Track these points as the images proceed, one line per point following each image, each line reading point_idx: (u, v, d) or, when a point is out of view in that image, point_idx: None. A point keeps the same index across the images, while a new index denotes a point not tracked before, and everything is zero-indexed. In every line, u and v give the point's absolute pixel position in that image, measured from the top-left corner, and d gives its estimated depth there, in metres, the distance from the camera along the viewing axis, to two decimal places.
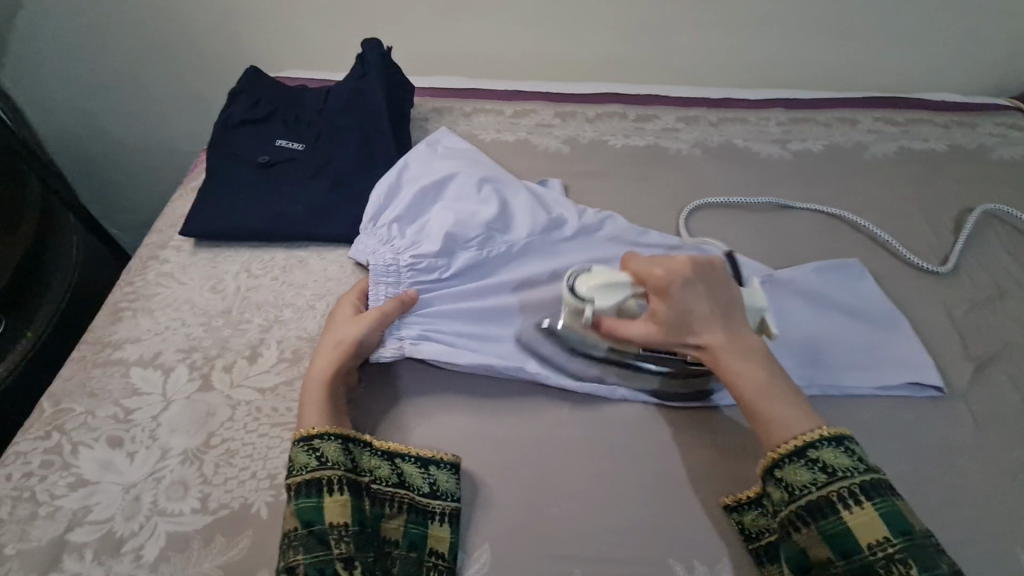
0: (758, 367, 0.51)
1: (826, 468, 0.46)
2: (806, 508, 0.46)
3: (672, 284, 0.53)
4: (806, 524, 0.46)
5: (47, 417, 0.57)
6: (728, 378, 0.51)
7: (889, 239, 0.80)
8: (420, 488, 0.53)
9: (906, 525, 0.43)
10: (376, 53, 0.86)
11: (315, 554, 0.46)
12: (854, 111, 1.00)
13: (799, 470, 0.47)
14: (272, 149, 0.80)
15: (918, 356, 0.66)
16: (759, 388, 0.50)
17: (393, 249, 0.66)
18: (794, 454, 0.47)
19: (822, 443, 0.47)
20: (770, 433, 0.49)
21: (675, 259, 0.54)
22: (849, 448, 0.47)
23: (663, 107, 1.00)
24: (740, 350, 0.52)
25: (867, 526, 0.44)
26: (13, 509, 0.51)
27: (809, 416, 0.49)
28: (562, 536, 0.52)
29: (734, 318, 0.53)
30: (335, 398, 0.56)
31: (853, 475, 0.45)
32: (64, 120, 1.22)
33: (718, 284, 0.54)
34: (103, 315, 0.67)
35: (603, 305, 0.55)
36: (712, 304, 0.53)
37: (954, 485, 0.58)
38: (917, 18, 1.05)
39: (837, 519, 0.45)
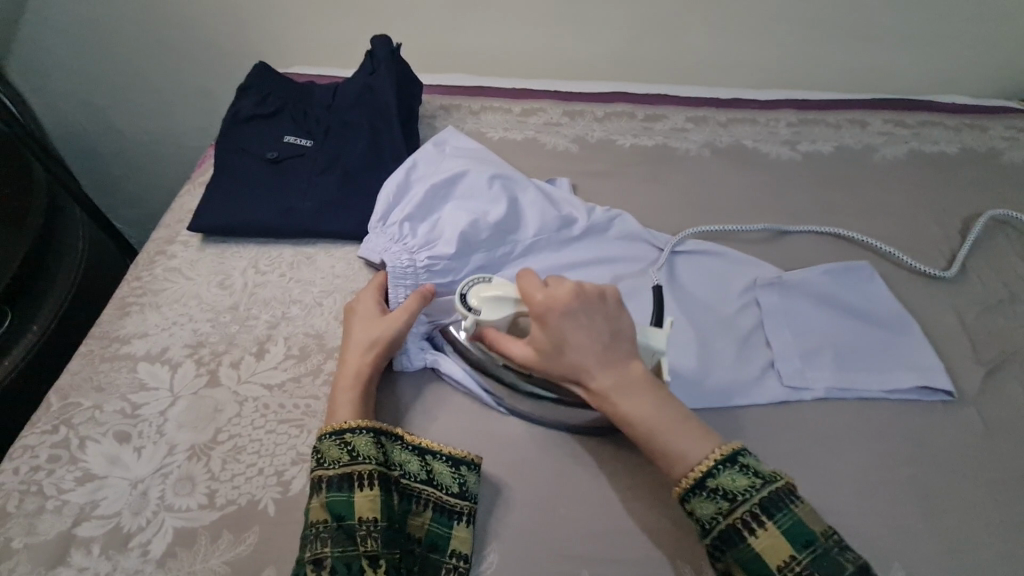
0: (644, 401, 0.50)
1: (727, 494, 0.46)
2: (717, 540, 0.46)
3: (551, 317, 0.51)
4: (721, 555, 0.46)
5: (55, 411, 0.57)
6: (614, 412, 0.50)
7: (895, 253, 0.78)
8: (450, 488, 0.52)
9: (808, 536, 0.44)
10: (385, 49, 0.85)
11: (342, 549, 0.46)
12: (865, 113, 0.99)
13: (704, 503, 0.46)
14: (281, 145, 0.80)
15: (928, 359, 0.65)
16: (646, 422, 0.49)
17: (406, 251, 0.65)
18: (697, 486, 0.47)
19: (720, 468, 0.47)
20: (672, 467, 0.48)
21: (561, 287, 0.52)
22: (742, 466, 0.47)
23: (672, 107, 0.99)
24: (625, 383, 0.50)
25: (774, 547, 0.44)
26: (20, 503, 0.51)
27: (702, 443, 0.48)
28: (570, 537, 0.52)
29: (622, 348, 0.51)
30: (365, 398, 0.56)
31: (751, 496, 0.46)
32: (71, 115, 1.22)
33: (598, 316, 0.52)
34: (111, 310, 0.67)
35: (485, 318, 0.54)
36: (591, 338, 0.51)
37: (965, 490, 0.57)
38: (928, 19, 1.05)
39: (746, 545, 0.45)
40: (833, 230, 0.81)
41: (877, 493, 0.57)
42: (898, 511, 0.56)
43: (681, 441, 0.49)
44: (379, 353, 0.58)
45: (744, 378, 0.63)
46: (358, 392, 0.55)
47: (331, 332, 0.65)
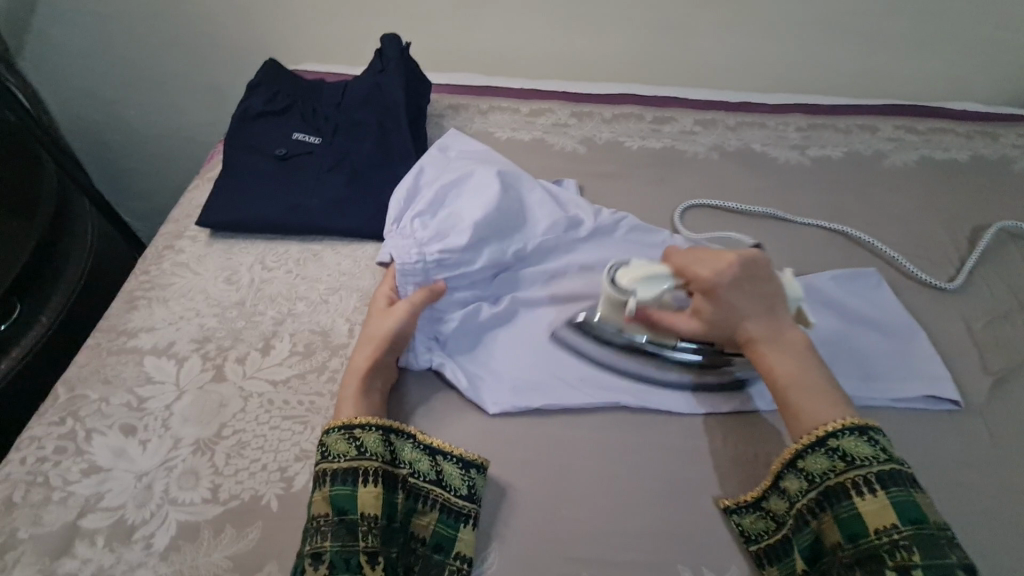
0: (791, 359, 0.54)
1: (844, 456, 0.48)
2: (823, 495, 0.48)
3: (717, 285, 0.56)
4: (819, 510, 0.48)
5: (62, 402, 0.57)
6: (762, 368, 0.55)
7: (896, 257, 0.78)
8: (458, 490, 0.52)
9: (916, 514, 0.45)
10: (395, 47, 0.86)
11: (342, 543, 0.46)
12: (875, 118, 0.99)
13: (818, 459, 0.49)
14: (290, 142, 0.80)
15: (935, 369, 0.65)
16: (789, 378, 0.53)
17: (415, 243, 0.64)
18: (816, 443, 0.50)
19: (844, 433, 0.49)
20: (800, 421, 0.51)
21: (721, 260, 0.56)
22: (873, 438, 0.48)
23: (680, 110, 0.99)
24: (777, 342, 0.55)
25: (877, 513, 0.45)
26: (27, 493, 0.51)
27: (837, 409, 0.51)
28: (571, 538, 0.52)
29: (778, 313, 0.56)
30: (369, 393, 0.56)
31: (871, 464, 0.47)
32: (83, 108, 1.23)
33: (764, 281, 0.56)
34: (119, 303, 0.67)
35: (643, 299, 0.57)
36: (756, 301, 0.56)
37: (970, 500, 0.57)
38: (941, 25, 1.04)
39: (849, 503, 0.47)
40: (838, 225, 0.82)
41: None
42: None
43: (823, 399, 0.52)
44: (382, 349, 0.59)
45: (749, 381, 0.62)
46: (358, 384, 0.56)
47: (337, 329, 0.65)
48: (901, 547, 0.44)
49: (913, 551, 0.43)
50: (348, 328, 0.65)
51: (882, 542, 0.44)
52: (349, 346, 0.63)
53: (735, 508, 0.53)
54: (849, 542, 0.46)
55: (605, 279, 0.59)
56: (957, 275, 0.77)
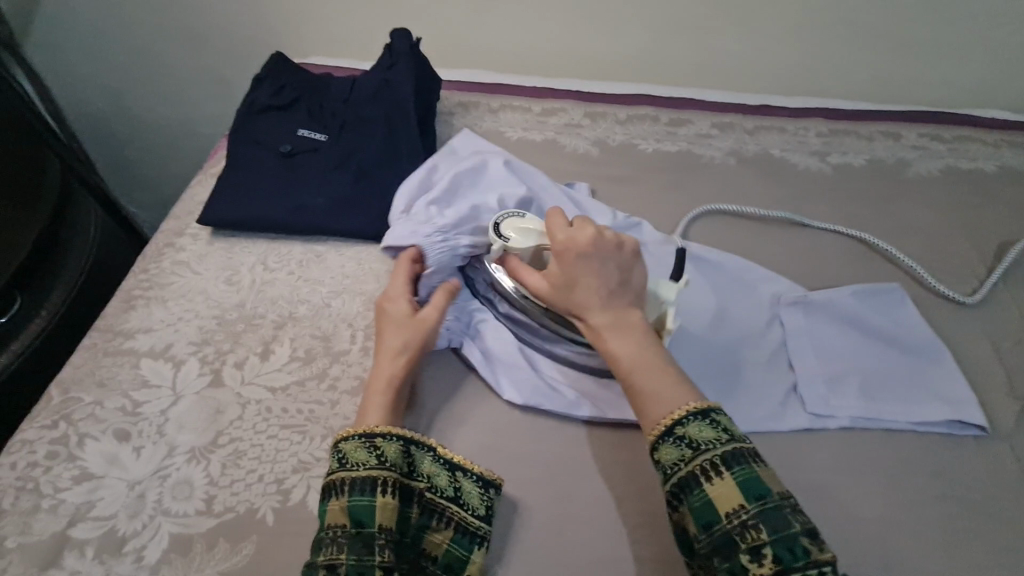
0: (634, 342, 0.49)
1: (692, 444, 0.44)
2: (676, 486, 0.44)
3: (569, 258, 0.51)
4: (675, 502, 0.44)
5: (55, 405, 0.56)
6: (603, 350, 0.50)
7: (912, 265, 0.75)
8: (475, 509, 0.49)
9: (760, 489, 0.42)
10: (405, 42, 0.83)
11: (357, 556, 0.44)
12: (899, 125, 0.95)
13: (668, 449, 0.45)
14: (295, 139, 0.78)
15: (960, 392, 0.62)
16: (631, 362, 0.48)
17: (437, 232, 0.63)
18: (665, 435, 0.45)
19: (688, 419, 0.45)
20: (646, 409, 0.47)
21: (583, 232, 0.52)
22: (714, 419, 0.45)
23: (697, 112, 0.96)
24: (619, 325, 0.50)
25: (726, 496, 0.42)
26: (16, 500, 0.50)
27: (680, 396, 0.47)
28: (577, 563, 0.50)
29: (626, 294, 0.51)
30: (397, 403, 0.54)
31: (714, 447, 0.44)
32: (89, 97, 1.22)
33: (615, 261, 0.52)
34: (117, 302, 0.65)
35: (518, 247, 0.58)
36: (605, 281, 0.51)
37: (996, 532, 0.54)
38: (970, 30, 1.00)
39: (701, 492, 0.43)
40: (859, 232, 0.79)
41: (901, 530, 0.54)
42: (923, 550, 0.53)
43: (669, 386, 0.47)
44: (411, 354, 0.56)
45: (764, 403, 0.60)
46: (392, 394, 0.53)
47: (338, 335, 0.63)
48: (750, 527, 0.41)
49: (760, 529, 0.41)
50: (351, 334, 0.63)
51: (732, 527, 0.41)
52: (351, 353, 0.61)
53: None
54: (703, 531, 0.42)
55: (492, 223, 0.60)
56: (976, 291, 0.74)
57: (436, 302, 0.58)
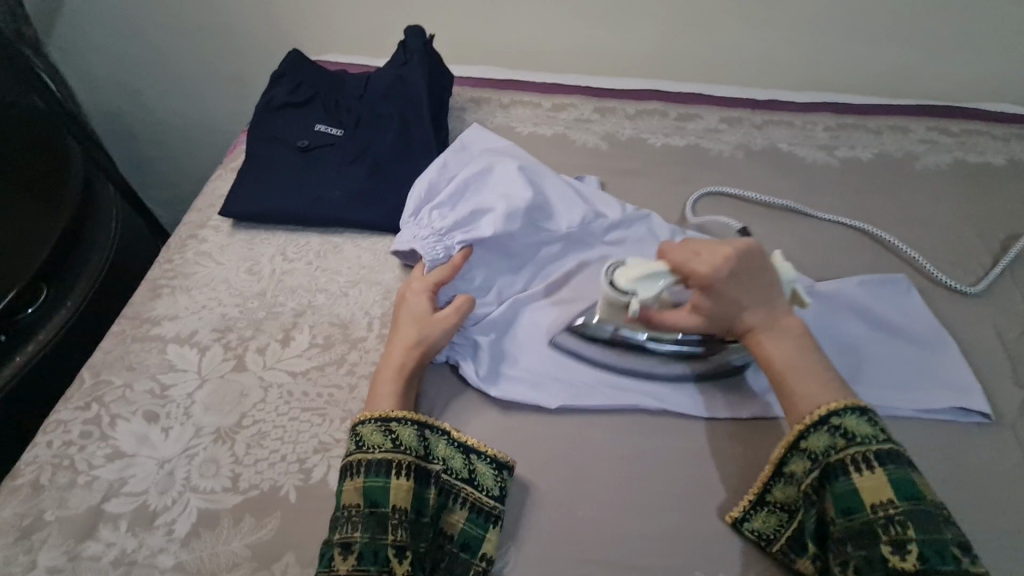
0: (789, 345, 0.54)
1: (846, 435, 0.49)
2: (822, 472, 0.49)
3: (716, 282, 0.54)
4: (817, 488, 0.49)
5: (87, 388, 0.58)
6: (760, 355, 0.55)
7: (916, 255, 0.77)
8: (489, 489, 0.52)
9: (913, 492, 0.46)
10: (418, 39, 0.84)
11: (371, 535, 0.47)
12: (907, 119, 0.96)
13: (820, 437, 0.50)
14: (312, 133, 0.80)
15: (965, 380, 0.63)
16: (787, 364, 0.53)
17: (437, 234, 0.65)
18: (819, 423, 0.50)
19: (846, 412, 0.50)
20: (798, 403, 0.52)
21: (718, 251, 0.54)
22: (870, 419, 0.50)
23: (705, 107, 0.97)
24: (775, 328, 0.55)
25: (875, 489, 0.46)
26: (53, 476, 0.52)
27: (836, 386, 0.52)
28: (586, 540, 0.51)
29: (774, 300, 0.55)
30: (407, 393, 0.55)
31: (871, 443, 0.48)
32: (109, 95, 1.25)
33: (759, 270, 0.55)
34: (143, 290, 0.68)
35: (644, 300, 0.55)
36: (755, 293, 0.55)
37: (998, 516, 0.55)
38: (980, 24, 1.00)
39: (848, 480, 0.47)
40: (868, 226, 0.80)
41: None
42: None
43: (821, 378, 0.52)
44: (425, 351, 0.58)
45: None
46: (400, 384, 0.55)
47: (356, 323, 0.65)
48: (897, 522, 0.45)
49: (907, 526, 0.45)
50: (368, 321, 0.65)
51: (878, 518, 0.45)
52: (368, 340, 0.63)
53: (741, 518, 0.52)
54: (842, 516, 0.46)
55: (604, 283, 0.57)
56: (980, 280, 0.75)
57: (457, 305, 0.60)
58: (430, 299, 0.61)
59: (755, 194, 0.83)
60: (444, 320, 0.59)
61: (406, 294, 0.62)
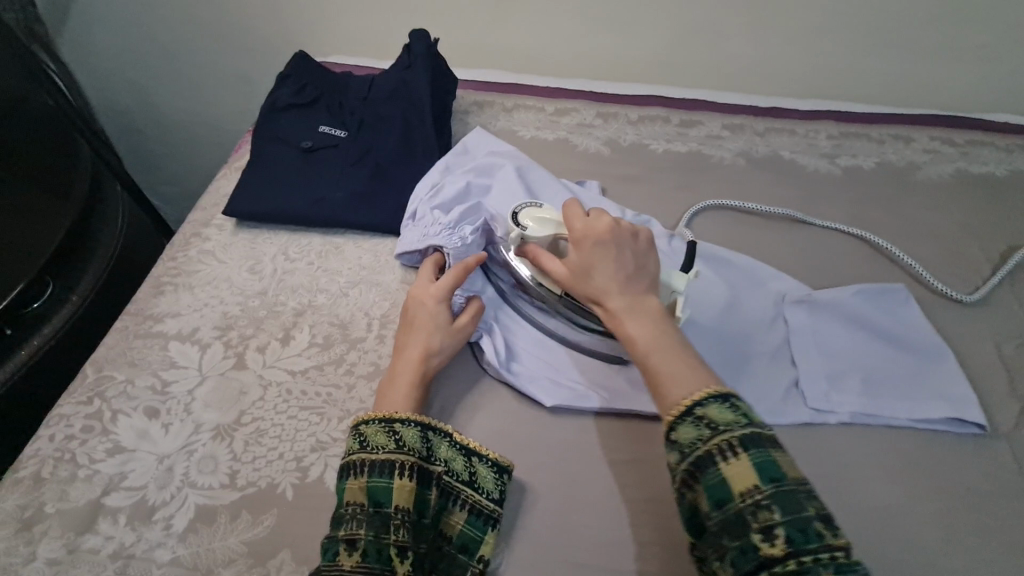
0: (647, 325, 0.51)
1: (710, 424, 0.45)
2: (692, 466, 0.44)
3: (586, 241, 0.55)
4: (688, 482, 0.44)
5: (90, 383, 0.59)
6: (619, 334, 0.52)
7: (913, 264, 0.77)
8: (489, 493, 0.52)
9: (775, 472, 0.42)
10: (422, 43, 0.85)
11: (375, 534, 0.47)
12: (910, 128, 0.96)
13: (686, 428, 0.45)
14: (316, 135, 0.81)
15: (961, 391, 0.63)
16: (648, 345, 0.50)
17: (447, 228, 0.66)
18: (685, 413, 0.45)
19: (708, 400, 0.46)
20: (663, 391, 0.48)
21: (599, 221, 0.56)
22: (734, 403, 0.46)
23: (708, 114, 0.97)
24: (637, 309, 0.52)
25: (741, 476, 0.42)
26: (54, 469, 0.53)
27: (695, 377, 0.48)
28: (579, 544, 0.52)
29: (640, 280, 0.54)
30: (421, 397, 0.57)
31: (734, 428, 0.44)
32: (117, 93, 1.26)
33: (633, 249, 0.55)
34: (146, 288, 0.69)
35: (531, 234, 0.60)
36: (623, 267, 0.54)
37: (990, 528, 0.55)
38: (985, 35, 1.00)
39: (715, 471, 0.43)
40: (860, 231, 0.81)
41: (898, 523, 0.55)
42: (917, 542, 0.54)
43: (681, 364, 0.49)
44: (441, 359, 0.59)
45: (770, 398, 0.62)
46: (417, 389, 0.56)
47: (355, 324, 0.66)
48: (764, 507, 0.41)
49: (773, 510, 0.40)
50: (367, 322, 0.66)
51: (746, 506, 0.41)
52: (367, 340, 0.64)
53: None
54: (716, 509, 0.42)
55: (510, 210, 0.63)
56: (977, 289, 0.75)
57: (474, 315, 0.62)
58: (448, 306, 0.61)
59: (755, 204, 0.83)
60: (463, 331, 0.61)
61: (416, 304, 0.61)
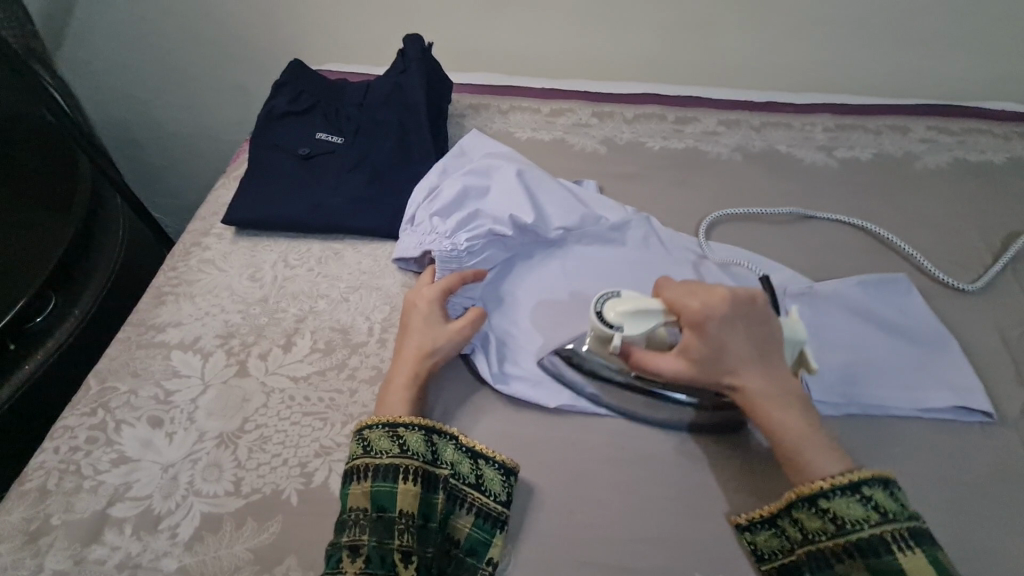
0: (788, 410, 0.51)
1: (877, 507, 0.47)
2: (857, 543, 0.46)
3: (707, 321, 0.52)
4: (845, 555, 0.46)
5: (93, 394, 0.59)
6: (760, 418, 0.52)
7: (912, 252, 0.77)
8: (497, 495, 0.52)
9: (949, 573, 0.44)
10: (416, 48, 0.86)
11: (379, 539, 0.47)
12: (906, 118, 0.96)
13: (851, 504, 0.47)
14: (313, 142, 0.81)
15: (966, 378, 0.63)
16: (796, 432, 0.51)
17: (444, 235, 0.66)
18: (847, 487, 0.48)
19: (874, 484, 0.48)
20: (805, 473, 0.49)
21: (714, 292, 0.54)
22: (895, 493, 0.48)
23: (703, 110, 0.98)
24: (774, 391, 0.52)
25: (915, 570, 0.44)
26: (59, 481, 0.53)
27: (839, 458, 0.49)
28: (586, 543, 0.52)
29: (769, 354, 0.53)
30: (419, 400, 0.56)
31: (903, 520, 0.46)
32: (116, 106, 1.27)
33: (756, 321, 0.54)
34: (147, 298, 0.69)
35: (631, 335, 0.54)
36: (750, 342, 0.53)
37: (1001, 516, 0.55)
38: (977, 23, 1.00)
39: (888, 558, 0.45)
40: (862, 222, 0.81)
41: None
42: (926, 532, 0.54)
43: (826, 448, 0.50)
44: (437, 360, 0.58)
45: None
46: (412, 390, 0.56)
47: (357, 328, 0.66)
48: None
49: None
50: (368, 327, 0.66)
51: None
52: (369, 345, 0.64)
53: (747, 525, 0.52)
54: None
55: (594, 311, 0.56)
56: (978, 277, 0.75)
57: (471, 319, 0.60)
58: (440, 308, 0.61)
59: (761, 209, 0.81)
60: (457, 332, 0.59)
61: (417, 302, 0.61)
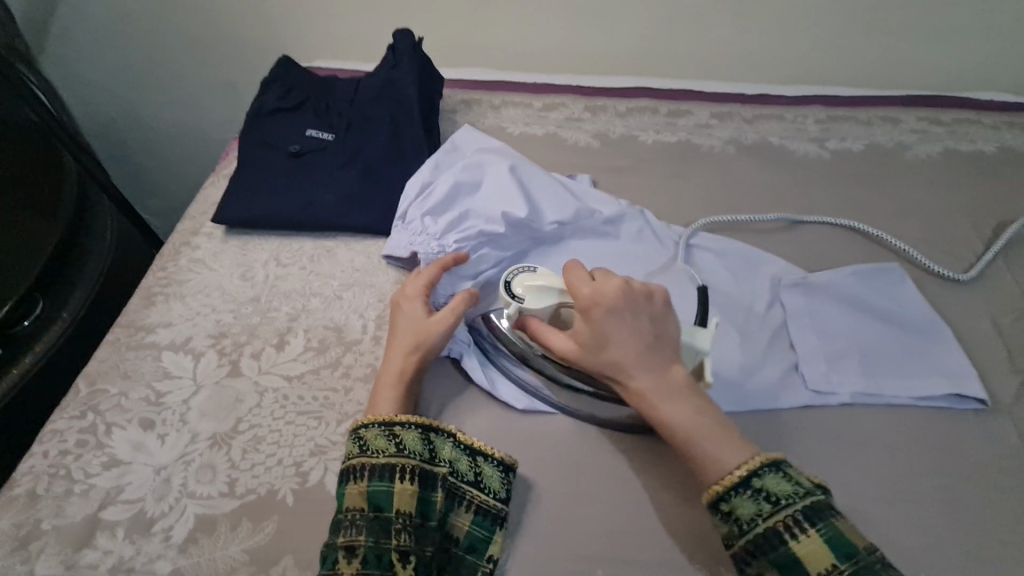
0: (682, 405, 0.50)
1: (770, 498, 0.46)
2: (757, 541, 0.45)
3: (596, 313, 0.51)
4: (753, 557, 0.45)
5: (82, 397, 0.58)
6: (651, 414, 0.50)
7: (904, 247, 0.77)
8: (496, 492, 0.52)
9: (849, 547, 0.43)
10: (407, 43, 0.85)
11: (375, 539, 0.47)
12: (897, 110, 0.96)
13: (745, 502, 0.46)
14: (303, 139, 0.80)
15: (960, 366, 0.63)
16: (687, 427, 0.49)
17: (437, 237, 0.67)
18: (739, 485, 0.46)
19: (764, 471, 0.47)
20: (707, 469, 0.48)
21: (607, 283, 0.53)
22: (787, 473, 0.47)
23: (696, 103, 0.97)
24: (667, 386, 0.50)
25: (815, 554, 0.43)
26: (49, 485, 0.52)
27: (741, 450, 0.48)
28: (583, 538, 0.51)
29: (663, 349, 0.52)
30: (407, 397, 0.56)
31: (795, 501, 0.45)
32: (103, 107, 1.26)
33: (648, 315, 0.52)
34: (137, 298, 0.68)
35: (528, 305, 0.56)
36: (640, 337, 0.51)
37: (995, 501, 0.55)
38: (965, 14, 1.01)
39: (787, 549, 0.44)
40: (852, 225, 0.79)
41: (903, 504, 0.55)
42: (922, 519, 0.54)
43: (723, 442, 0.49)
44: (423, 354, 0.57)
45: (770, 378, 0.62)
46: (401, 388, 0.55)
47: (350, 326, 0.65)
48: None
49: None
50: (362, 324, 0.65)
51: None
52: (363, 342, 0.63)
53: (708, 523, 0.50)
54: None
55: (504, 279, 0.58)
56: (971, 266, 0.75)
57: (455, 309, 0.58)
58: (424, 305, 0.60)
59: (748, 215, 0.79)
60: (441, 324, 0.58)
61: (403, 297, 0.60)
